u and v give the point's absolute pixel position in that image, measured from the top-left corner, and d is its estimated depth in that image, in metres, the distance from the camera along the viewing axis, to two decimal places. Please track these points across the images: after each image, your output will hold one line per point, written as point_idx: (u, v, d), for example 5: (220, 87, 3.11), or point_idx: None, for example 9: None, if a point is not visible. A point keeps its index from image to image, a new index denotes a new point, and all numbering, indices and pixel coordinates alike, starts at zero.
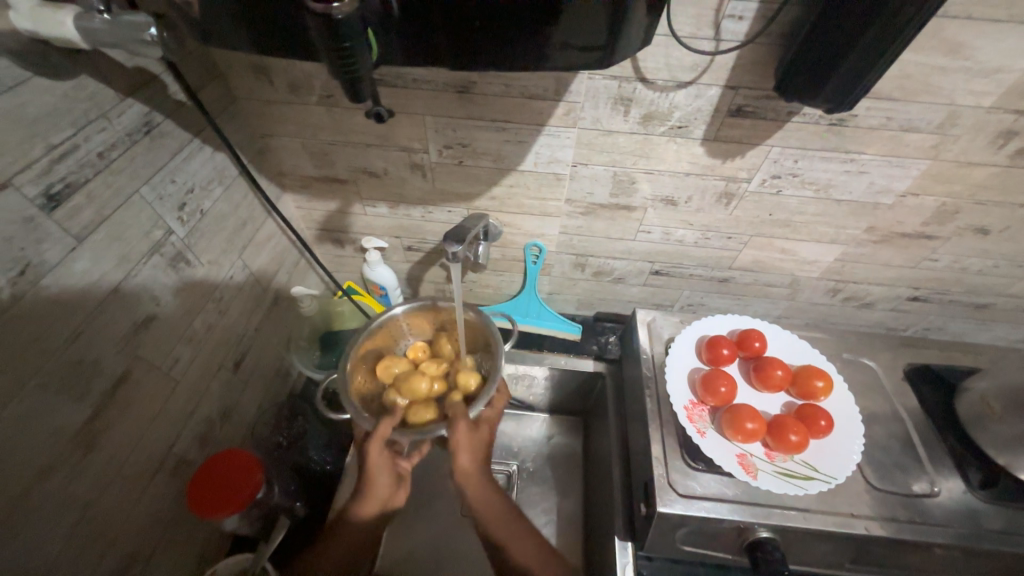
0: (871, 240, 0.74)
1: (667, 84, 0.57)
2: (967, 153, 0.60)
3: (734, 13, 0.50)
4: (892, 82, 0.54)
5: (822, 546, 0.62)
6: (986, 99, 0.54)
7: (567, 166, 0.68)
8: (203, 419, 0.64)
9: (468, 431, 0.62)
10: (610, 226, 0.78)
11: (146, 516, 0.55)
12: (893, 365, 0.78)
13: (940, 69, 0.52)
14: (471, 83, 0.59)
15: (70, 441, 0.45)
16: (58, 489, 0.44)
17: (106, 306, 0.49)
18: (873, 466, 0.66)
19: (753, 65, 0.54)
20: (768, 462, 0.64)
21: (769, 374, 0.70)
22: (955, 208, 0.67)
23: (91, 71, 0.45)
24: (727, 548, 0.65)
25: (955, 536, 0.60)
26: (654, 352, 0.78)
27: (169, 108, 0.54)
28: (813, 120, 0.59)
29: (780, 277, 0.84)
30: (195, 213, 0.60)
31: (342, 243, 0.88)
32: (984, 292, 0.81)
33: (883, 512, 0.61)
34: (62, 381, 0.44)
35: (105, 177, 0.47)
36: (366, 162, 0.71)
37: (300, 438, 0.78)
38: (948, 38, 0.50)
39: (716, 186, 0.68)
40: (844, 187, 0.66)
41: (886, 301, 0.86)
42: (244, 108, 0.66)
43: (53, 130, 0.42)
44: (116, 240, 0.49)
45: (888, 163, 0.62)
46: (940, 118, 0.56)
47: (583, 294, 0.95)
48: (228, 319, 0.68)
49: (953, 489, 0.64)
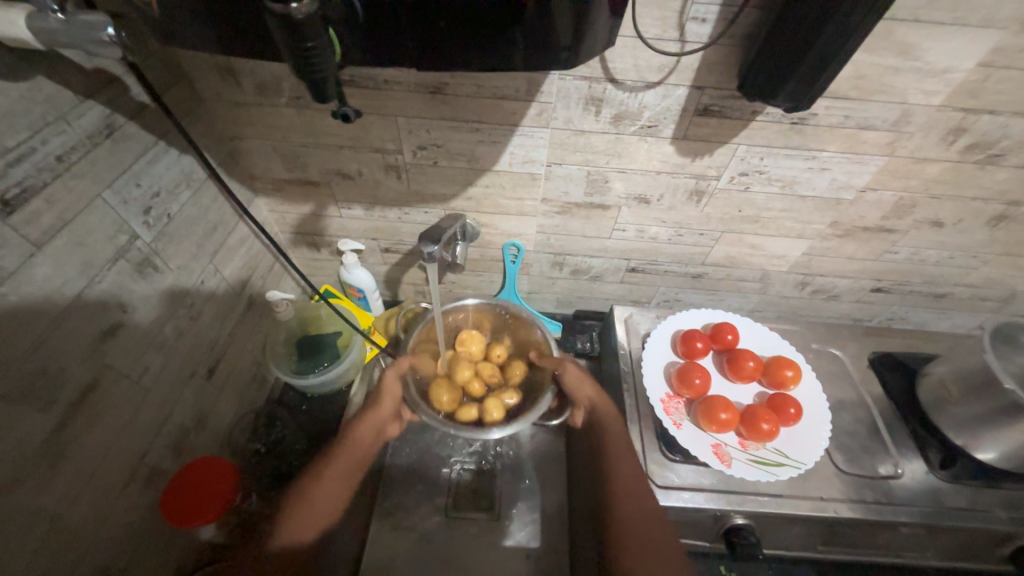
0: (835, 235, 0.77)
1: (636, 84, 0.58)
2: (921, 149, 0.63)
3: (697, 15, 0.52)
4: (848, 82, 0.56)
5: (795, 529, 0.65)
6: (935, 98, 0.57)
7: (542, 166, 0.69)
8: (176, 427, 0.62)
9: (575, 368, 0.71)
10: (585, 225, 0.79)
11: (118, 528, 0.53)
12: (860, 354, 0.81)
13: (892, 69, 0.55)
14: (443, 84, 0.59)
15: (34, 453, 0.44)
16: (22, 504, 0.43)
17: (71, 313, 0.47)
18: (841, 451, 0.68)
19: (717, 66, 0.56)
20: (743, 451, 0.66)
21: (741, 366, 0.72)
22: (912, 202, 0.70)
23: (47, 73, 0.44)
24: (705, 536, 0.67)
25: (919, 514, 0.63)
26: (631, 348, 0.80)
27: (132, 110, 0.53)
28: (776, 119, 0.61)
29: (751, 272, 0.87)
30: (162, 217, 0.59)
31: (318, 246, 0.87)
32: (942, 282, 0.85)
33: (852, 494, 0.64)
34: (25, 390, 0.43)
35: (66, 181, 0.46)
36: (340, 164, 0.71)
37: (278, 445, 0.74)
38: (898, 40, 0.52)
39: (687, 184, 0.70)
40: (808, 183, 0.69)
41: (851, 293, 0.90)
42: (212, 110, 0.64)
43: (8, 133, 0.41)
44: (79, 246, 0.48)
45: (848, 160, 0.65)
46: (894, 116, 0.59)
47: (562, 292, 0.96)
48: (201, 324, 0.66)
49: (916, 470, 0.66)
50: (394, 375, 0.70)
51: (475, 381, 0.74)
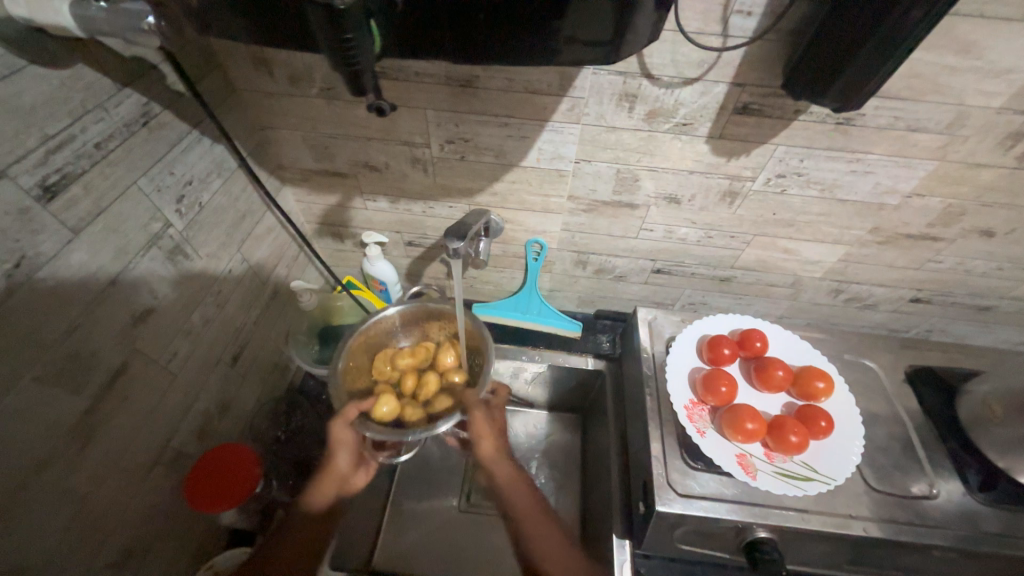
0: (875, 241, 0.74)
1: (673, 80, 0.56)
2: (975, 154, 0.59)
3: (743, 9, 0.49)
4: (901, 82, 0.53)
5: (820, 546, 0.63)
6: (996, 100, 0.53)
7: (570, 162, 0.68)
8: (201, 413, 0.63)
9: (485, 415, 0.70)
10: (611, 224, 0.77)
11: (143, 509, 0.54)
12: (894, 367, 0.78)
13: (950, 68, 0.51)
14: (474, 77, 0.58)
15: (66, 434, 0.45)
16: (54, 483, 0.44)
17: (105, 298, 0.48)
18: (873, 468, 0.66)
19: (761, 63, 0.54)
20: (768, 463, 0.64)
21: (770, 375, 0.70)
22: (961, 209, 0.66)
23: (88, 61, 0.44)
24: (724, 547, 0.65)
25: (953, 538, 0.60)
26: (655, 351, 0.78)
27: (167, 99, 0.54)
28: (820, 119, 0.58)
29: (782, 277, 0.84)
30: (193, 206, 0.59)
31: (342, 238, 0.87)
32: (988, 294, 0.81)
33: (882, 513, 0.61)
34: (58, 373, 0.44)
35: (102, 169, 0.47)
36: (366, 155, 0.70)
37: (298, 433, 0.76)
38: (959, 37, 0.49)
39: (719, 185, 0.68)
40: (850, 187, 0.66)
41: (888, 302, 0.86)
42: (244, 99, 0.65)
43: (49, 120, 0.42)
44: (113, 232, 0.49)
45: (894, 164, 0.62)
46: (949, 118, 0.56)
47: (584, 291, 0.94)
48: (227, 312, 0.67)
49: (952, 491, 0.63)
50: (342, 427, 0.64)
51: (409, 379, 0.70)
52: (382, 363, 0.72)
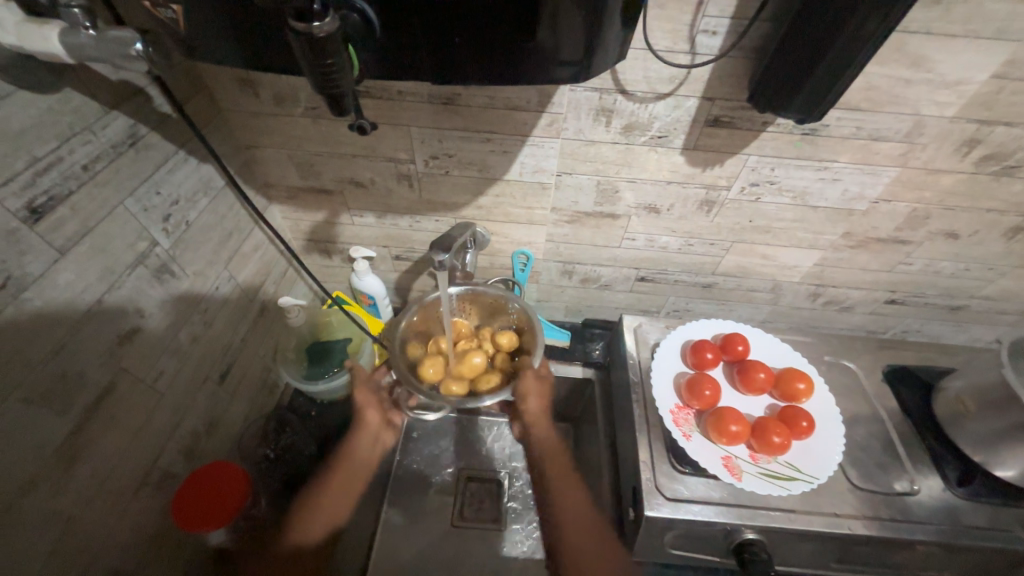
0: (848, 246, 0.77)
1: (646, 95, 0.59)
2: (935, 160, 0.62)
3: (708, 28, 0.52)
4: (860, 94, 0.56)
5: (807, 545, 0.64)
6: (950, 109, 0.56)
7: (552, 175, 0.70)
8: (188, 431, 0.63)
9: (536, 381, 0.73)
10: (595, 234, 0.79)
11: (129, 531, 0.54)
12: (873, 366, 0.80)
13: (905, 80, 0.54)
14: (455, 95, 0.60)
15: (51, 455, 0.45)
16: (37, 506, 0.44)
17: (91, 318, 0.48)
18: (856, 467, 0.67)
19: (729, 78, 0.56)
20: (753, 464, 0.65)
21: (752, 378, 0.72)
22: (926, 213, 0.69)
23: (76, 85, 0.46)
24: (715, 551, 0.66)
25: (935, 532, 0.61)
26: (641, 358, 0.79)
27: (155, 121, 0.55)
28: (787, 130, 0.61)
29: (762, 282, 0.86)
30: (180, 225, 0.60)
31: (330, 253, 0.88)
32: (958, 294, 0.84)
33: (866, 510, 0.63)
34: (45, 394, 0.44)
35: (90, 190, 0.48)
36: (353, 172, 0.72)
37: (288, 451, 0.74)
38: (910, 52, 0.52)
39: (697, 194, 0.70)
40: (819, 194, 0.68)
41: (865, 304, 0.88)
42: (230, 120, 0.66)
43: (37, 143, 0.43)
44: (100, 251, 0.49)
45: (861, 171, 0.65)
46: (908, 127, 0.59)
47: (571, 301, 0.96)
48: (214, 329, 0.67)
49: (932, 487, 0.65)
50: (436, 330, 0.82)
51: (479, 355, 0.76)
52: (496, 381, 0.73)
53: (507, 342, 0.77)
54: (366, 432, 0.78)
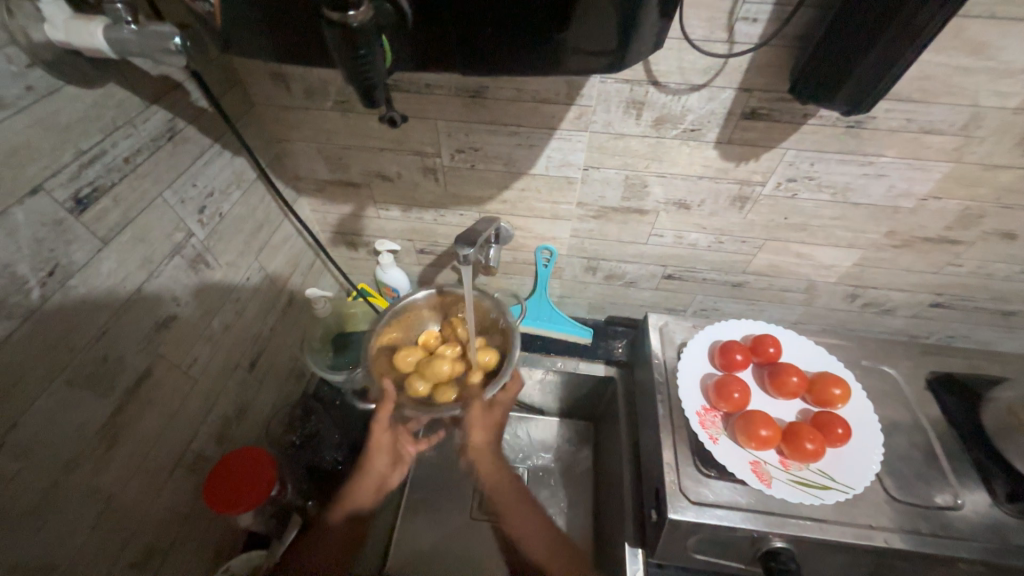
0: (891, 245, 0.73)
1: (680, 87, 0.57)
2: (993, 155, 0.58)
3: (748, 15, 0.50)
4: (912, 84, 0.53)
5: (838, 557, 0.61)
6: (1012, 100, 0.52)
7: (579, 170, 0.68)
8: (219, 416, 0.65)
9: (480, 416, 0.71)
10: (621, 230, 0.77)
11: (164, 510, 0.56)
12: (915, 373, 0.76)
13: (963, 69, 0.51)
14: (482, 88, 0.59)
15: (94, 436, 0.47)
16: (81, 484, 0.46)
17: (131, 305, 0.50)
18: (894, 478, 0.64)
19: (768, 68, 0.54)
20: (784, 470, 0.63)
21: (784, 381, 0.69)
22: (980, 212, 0.65)
23: (118, 80, 0.47)
24: (740, 557, 0.64)
25: (980, 550, 0.58)
26: (666, 357, 0.77)
27: (191, 115, 0.56)
28: (830, 122, 0.58)
29: (795, 282, 0.83)
30: (214, 216, 0.62)
31: (356, 246, 0.89)
32: (1012, 299, 0.78)
33: (904, 524, 0.60)
34: (89, 377, 0.46)
35: (131, 182, 0.49)
36: (379, 166, 0.72)
37: (313, 438, 0.76)
38: (970, 38, 0.48)
39: (730, 190, 0.68)
40: (862, 190, 0.65)
41: (907, 307, 0.84)
42: (262, 113, 0.67)
43: (83, 136, 0.44)
44: (140, 241, 0.51)
45: (909, 166, 0.61)
46: (964, 119, 0.55)
47: (594, 297, 0.94)
48: (244, 319, 0.69)
49: (978, 502, 0.61)
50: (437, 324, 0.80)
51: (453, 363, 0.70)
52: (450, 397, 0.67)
53: (485, 360, 0.70)
54: (371, 479, 0.71)
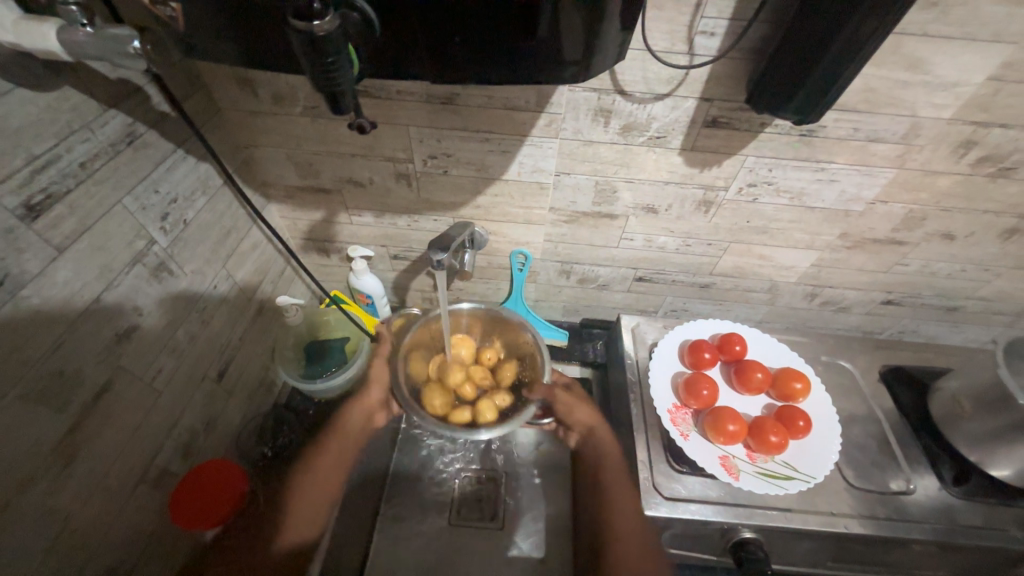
0: (844, 246, 0.77)
1: (645, 96, 0.59)
2: (931, 161, 0.62)
3: (706, 29, 0.52)
4: (857, 95, 0.56)
5: (804, 544, 0.64)
6: (946, 111, 0.57)
7: (550, 175, 0.70)
8: (186, 430, 0.63)
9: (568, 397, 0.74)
10: (593, 234, 0.79)
11: (128, 528, 0.54)
12: (869, 366, 0.80)
13: (901, 82, 0.55)
14: (454, 95, 0.60)
15: (48, 454, 0.45)
16: (35, 504, 0.44)
17: (89, 316, 0.48)
18: (852, 467, 0.67)
19: (726, 79, 0.57)
20: (751, 463, 0.65)
21: (749, 377, 0.72)
22: (922, 214, 0.70)
23: (74, 83, 0.46)
24: (713, 549, 0.66)
25: (932, 532, 0.62)
26: (638, 358, 0.79)
27: (153, 119, 0.55)
28: (784, 131, 0.61)
29: (758, 283, 0.87)
30: (178, 223, 0.60)
31: (328, 252, 0.88)
32: (953, 295, 0.84)
33: (862, 509, 0.63)
34: (42, 392, 0.44)
35: (88, 188, 0.47)
36: (351, 171, 0.72)
37: (285, 450, 0.76)
38: (907, 54, 0.52)
39: (695, 194, 0.71)
40: (816, 195, 0.69)
41: (861, 305, 0.89)
42: (229, 119, 0.66)
43: (35, 140, 0.42)
44: (98, 250, 0.49)
45: (857, 172, 0.65)
46: (904, 129, 0.59)
47: (568, 300, 0.96)
48: (212, 328, 0.67)
49: (928, 486, 0.65)
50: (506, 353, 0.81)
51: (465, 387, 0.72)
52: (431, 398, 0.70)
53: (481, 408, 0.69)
54: (359, 408, 0.75)
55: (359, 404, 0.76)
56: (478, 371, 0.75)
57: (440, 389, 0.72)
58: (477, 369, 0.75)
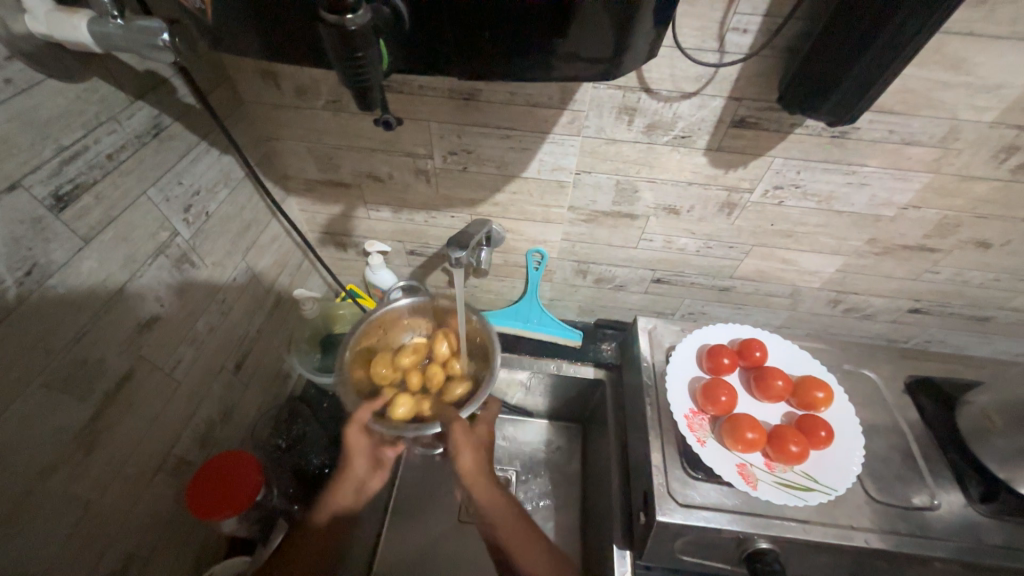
0: (873, 252, 0.75)
1: (671, 94, 0.57)
2: (970, 166, 0.60)
3: (738, 26, 0.51)
4: (895, 96, 0.54)
5: (821, 557, 0.62)
6: (988, 114, 0.54)
7: (571, 173, 0.69)
8: (203, 420, 0.64)
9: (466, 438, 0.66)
10: (612, 234, 0.78)
11: (146, 515, 0.55)
12: (894, 376, 0.78)
13: (942, 83, 0.52)
14: (477, 90, 0.59)
15: (70, 440, 0.45)
16: (57, 490, 0.44)
17: (112, 306, 0.49)
18: (874, 479, 0.66)
19: (757, 78, 0.55)
20: (769, 472, 0.64)
21: (769, 385, 0.70)
22: (957, 221, 0.67)
23: (103, 75, 0.46)
24: (726, 558, 0.65)
25: (954, 550, 0.60)
26: (655, 361, 0.78)
27: (178, 111, 0.55)
28: (816, 132, 0.59)
29: (781, 287, 0.85)
30: (201, 215, 0.60)
31: (345, 247, 0.89)
32: (984, 305, 0.81)
33: (883, 524, 0.61)
34: (65, 380, 0.45)
35: (114, 179, 0.48)
36: (370, 167, 0.72)
37: (299, 442, 0.75)
38: (950, 54, 0.50)
39: (718, 196, 0.69)
40: (846, 199, 0.67)
41: (886, 313, 0.86)
42: (251, 112, 0.66)
43: (64, 131, 0.43)
44: (122, 241, 0.50)
45: (890, 176, 0.63)
46: (942, 131, 0.57)
47: (584, 300, 0.95)
48: (231, 320, 0.68)
49: (953, 502, 0.63)
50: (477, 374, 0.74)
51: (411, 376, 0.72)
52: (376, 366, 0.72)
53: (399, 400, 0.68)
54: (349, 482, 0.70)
55: (352, 474, 0.70)
56: (433, 374, 0.73)
57: (392, 364, 0.73)
58: (434, 372, 0.73)
